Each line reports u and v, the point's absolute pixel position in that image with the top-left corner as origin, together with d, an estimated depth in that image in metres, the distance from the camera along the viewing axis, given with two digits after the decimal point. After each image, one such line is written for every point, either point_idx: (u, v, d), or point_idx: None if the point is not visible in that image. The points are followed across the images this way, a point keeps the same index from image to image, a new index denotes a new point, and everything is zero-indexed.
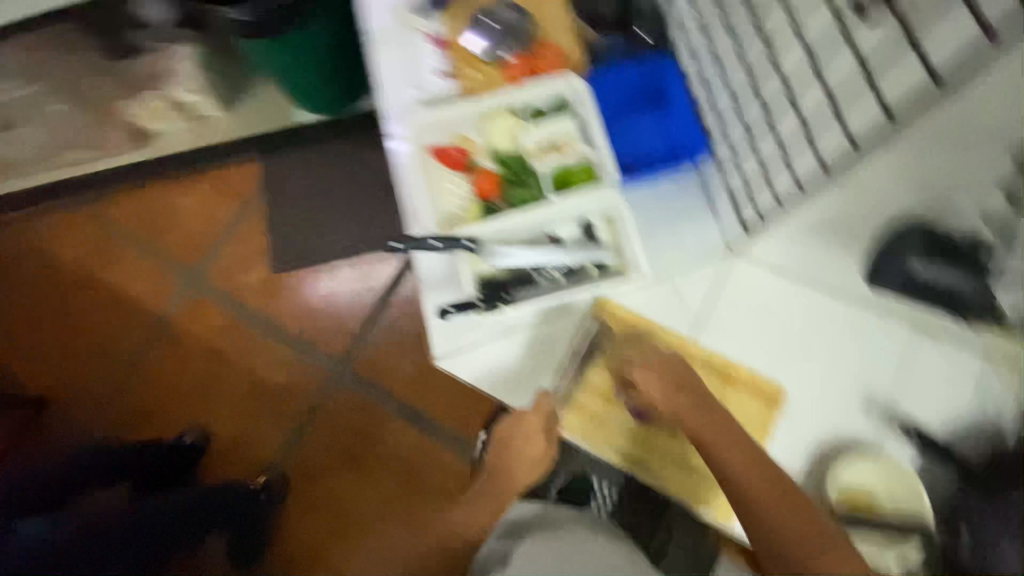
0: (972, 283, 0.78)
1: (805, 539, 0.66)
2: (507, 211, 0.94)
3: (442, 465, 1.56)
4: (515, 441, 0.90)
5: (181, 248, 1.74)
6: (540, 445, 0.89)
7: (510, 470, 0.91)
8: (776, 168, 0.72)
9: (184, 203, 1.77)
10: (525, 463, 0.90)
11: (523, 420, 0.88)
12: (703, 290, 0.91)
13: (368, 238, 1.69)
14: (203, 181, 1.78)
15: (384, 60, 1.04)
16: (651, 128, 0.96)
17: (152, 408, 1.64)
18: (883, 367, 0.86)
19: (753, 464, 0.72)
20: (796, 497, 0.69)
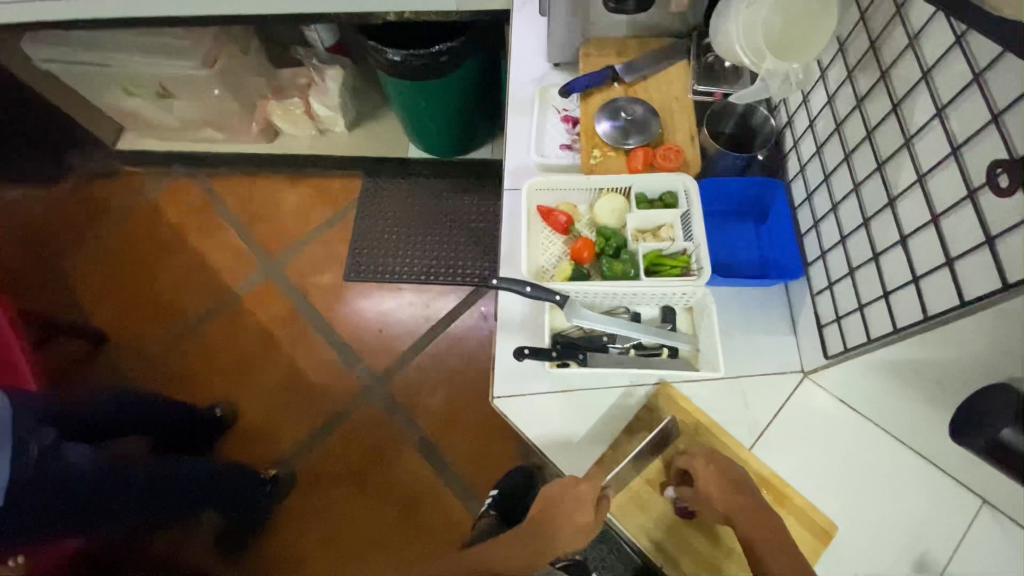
0: None
1: None
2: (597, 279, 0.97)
3: (447, 508, 1.53)
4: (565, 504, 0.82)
5: (271, 239, 1.88)
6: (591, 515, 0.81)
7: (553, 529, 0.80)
8: (874, 304, 0.77)
9: (286, 199, 1.94)
10: (571, 529, 0.80)
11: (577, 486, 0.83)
12: (768, 403, 0.93)
13: (441, 270, 1.78)
14: (308, 186, 1.95)
15: (518, 124, 1.19)
16: (747, 242, 1.06)
17: (197, 374, 1.72)
18: (945, 535, 0.83)
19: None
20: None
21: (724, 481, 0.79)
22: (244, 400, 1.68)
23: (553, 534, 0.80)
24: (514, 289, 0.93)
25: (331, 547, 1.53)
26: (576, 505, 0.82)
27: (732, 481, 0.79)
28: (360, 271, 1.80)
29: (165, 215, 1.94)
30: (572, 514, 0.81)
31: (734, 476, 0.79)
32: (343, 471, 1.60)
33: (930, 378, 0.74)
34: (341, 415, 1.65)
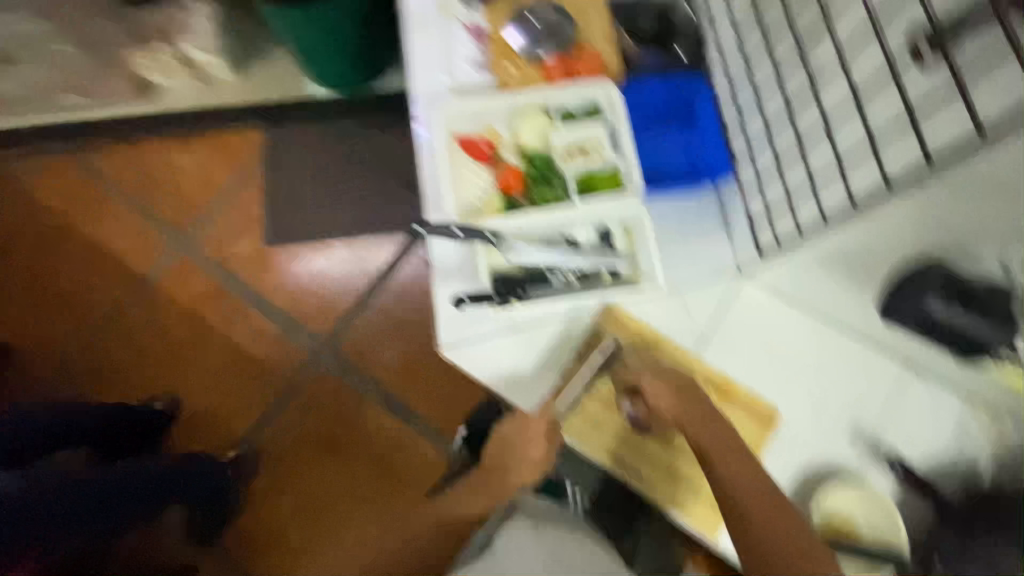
0: (998, 338, 0.65)
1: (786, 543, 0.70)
2: (527, 209, 0.95)
3: (421, 452, 1.55)
4: (519, 444, 0.87)
5: (173, 215, 1.68)
6: (542, 449, 0.87)
7: (510, 468, 0.88)
8: (801, 196, 0.76)
9: (180, 164, 1.71)
10: (527, 466, 0.87)
11: (526, 426, 0.88)
12: (709, 307, 0.94)
13: (371, 221, 1.66)
14: (205, 142, 1.72)
15: (420, 43, 1.04)
16: (673, 145, 0.99)
17: (124, 371, 1.58)
18: (874, 403, 0.90)
19: (745, 475, 0.75)
20: (781, 507, 0.72)
21: (673, 394, 0.81)
22: (186, 388, 1.58)
23: (510, 473, 0.88)
24: (441, 233, 0.88)
25: (306, 520, 1.51)
26: (529, 442, 0.87)
27: (679, 393, 0.81)
28: (282, 236, 1.66)
29: (40, 200, 1.68)
30: (525, 450, 0.87)
31: (684, 387, 0.81)
32: (310, 441, 1.55)
33: (855, 263, 0.75)
34: (294, 384, 1.58)
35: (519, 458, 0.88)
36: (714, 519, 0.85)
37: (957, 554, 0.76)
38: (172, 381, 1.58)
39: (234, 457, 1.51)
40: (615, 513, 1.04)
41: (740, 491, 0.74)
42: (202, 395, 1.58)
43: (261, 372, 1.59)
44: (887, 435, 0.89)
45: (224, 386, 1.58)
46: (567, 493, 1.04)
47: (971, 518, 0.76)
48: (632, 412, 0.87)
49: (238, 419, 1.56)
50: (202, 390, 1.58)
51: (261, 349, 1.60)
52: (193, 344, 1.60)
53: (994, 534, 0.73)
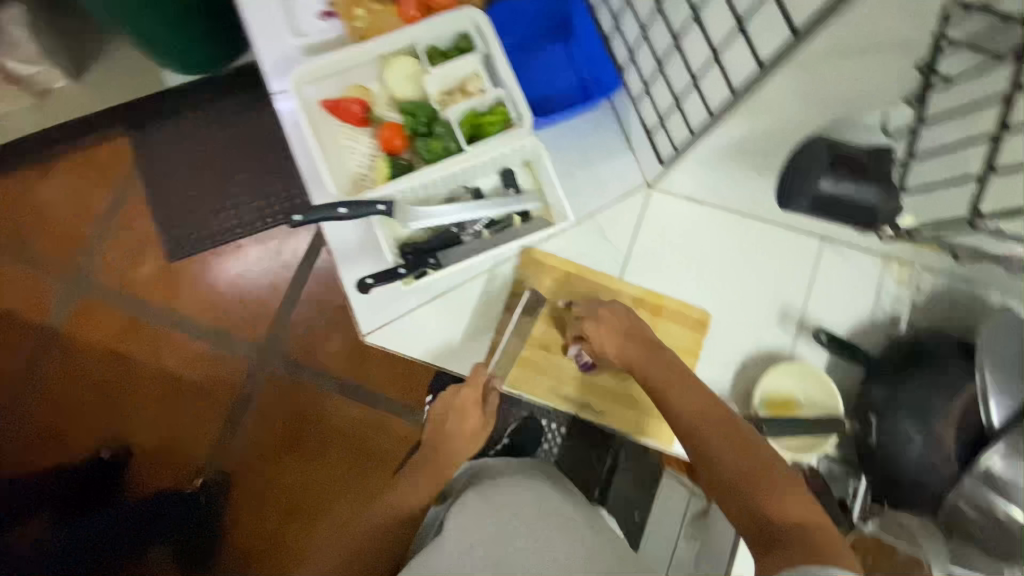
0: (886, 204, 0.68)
1: (745, 468, 0.61)
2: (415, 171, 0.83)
3: (395, 431, 1.28)
4: (450, 417, 0.83)
5: (24, 235, 1.32)
6: (475, 414, 0.83)
7: (448, 444, 0.81)
8: (687, 95, 0.71)
9: (39, 181, 1.33)
10: (462, 438, 0.82)
11: (457, 396, 0.84)
12: (626, 227, 0.93)
13: (267, 184, 1.32)
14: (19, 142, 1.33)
15: (255, 5, 0.92)
16: (560, 68, 0.93)
17: (53, 434, 1.28)
18: (796, 283, 0.93)
19: (697, 399, 0.67)
20: (732, 423, 0.64)
21: (619, 329, 0.76)
22: (131, 438, 1.28)
23: (448, 447, 0.81)
24: (326, 218, 0.78)
25: (287, 527, 1.26)
26: (461, 411, 0.83)
27: (626, 331, 0.76)
28: (186, 243, 1.31)
29: None
30: (458, 424, 0.83)
31: (623, 320, 0.77)
32: (268, 444, 1.28)
33: (752, 151, 0.73)
34: (244, 401, 1.29)
35: (454, 430, 0.82)
36: (666, 431, 0.88)
37: (885, 403, 0.80)
38: (90, 426, 1.28)
39: (198, 484, 1.26)
40: (585, 441, 1.09)
41: (685, 412, 0.66)
42: (131, 430, 1.29)
43: (183, 387, 1.29)
44: (813, 309, 0.93)
45: (148, 413, 1.29)
46: (540, 430, 1.07)
47: (900, 368, 0.81)
48: (579, 353, 0.85)
49: (183, 446, 1.28)
50: (130, 423, 1.29)
51: (177, 362, 1.30)
52: (101, 373, 1.29)
53: (913, 375, 0.79)
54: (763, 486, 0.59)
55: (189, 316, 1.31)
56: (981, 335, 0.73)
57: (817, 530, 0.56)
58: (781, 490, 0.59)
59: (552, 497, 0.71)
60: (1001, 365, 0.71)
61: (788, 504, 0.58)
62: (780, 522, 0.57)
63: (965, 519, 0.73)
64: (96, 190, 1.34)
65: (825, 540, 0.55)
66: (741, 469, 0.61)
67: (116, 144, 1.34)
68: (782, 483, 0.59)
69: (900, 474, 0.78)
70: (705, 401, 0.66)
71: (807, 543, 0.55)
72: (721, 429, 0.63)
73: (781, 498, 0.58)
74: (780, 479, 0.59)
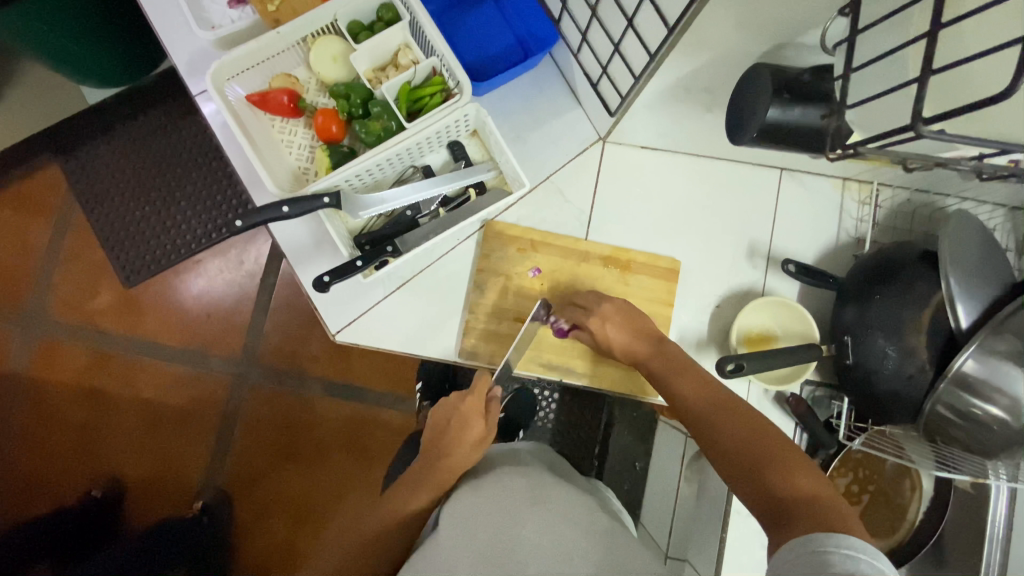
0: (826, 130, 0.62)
1: (749, 445, 0.61)
2: (356, 159, 0.77)
3: (387, 423, 1.27)
4: (454, 425, 0.75)
5: None
6: (482, 425, 0.75)
7: (452, 449, 0.73)
8: (625, 37, 0.68)
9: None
10: (467, 445, 0.73)
11: (461, 402, 0.77)
12: (586, 186, 0.91)
13: (207, 192, 1.23)
14: None
15: (159, 4, 0.86)
16: (492, 25, 0.87)
17: (41, 482, 1.23)
18: (758, 218, 0.93)
19: (699, 384, 0.69)
20: (740, 406, 0.65)
21: (618, 320, 0.79)
22: (122, 476, 1.24)
23: (450, 457, 0.72)
24: (270, 219, 0.74)
25: (293, 535, 1.25)
26: (466, 419, 0.75)
27: (634, 325, 0.78)
28: (142, 268, 1.25)
29: None
30: (462, 432, 0.74)
31: (624, 313, 0.79)
32: (262, 455, 1.26)
33: (700, 85, 0.70)
34: (230, 419, 1.26)
35: (456, 438, 0.74)
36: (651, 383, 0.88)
37: (857, 323, 0.82)
38: (74, 468, 1.24)
39: (199, 507, 1.23)
40: (579, 405, 1.09)
41: (693, 400, 0.68)
42: (121, 466, 1.25)
43: (162, 415, 1.25)
44: (778, 241, 0.93)
45: (130, 447, 1.25)
46: (536, 399, 1.06)
47: (869, 287, 0.82)
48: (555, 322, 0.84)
49: (178, 474, 1.25)
50: (117, 460, 1.25)
51: (148, 391, 1.25)
52: (79, 414, 1.24)
53: (882, 293, 0.80)
54: (772, 460, 0.59)
55: (155, 339, 1.26)
56: (941, 241, 0.74)
57: (830, 500, 0.55)
58: (790, 464, 0.58)
59: (542, 477, 0.72)
60: (963, 268, 0.72)
61: (797, 477, 0.57)
62: (795, 496, 0.56)
63: (945, 423, 0.75)
64: (30, 225, 1.26)
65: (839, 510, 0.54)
66: (752, 448, 0.61)
67: (43, 173, 1.25)
68: (794, 457, 0.59)
69: (878, 391, 0.80)
70: (712, 388, 0.68)
71: (819, 513, 0.53)
72: (725, 410, 0.65)
73: (795, 472, 0.57)
74: (787, 454, 0.59)
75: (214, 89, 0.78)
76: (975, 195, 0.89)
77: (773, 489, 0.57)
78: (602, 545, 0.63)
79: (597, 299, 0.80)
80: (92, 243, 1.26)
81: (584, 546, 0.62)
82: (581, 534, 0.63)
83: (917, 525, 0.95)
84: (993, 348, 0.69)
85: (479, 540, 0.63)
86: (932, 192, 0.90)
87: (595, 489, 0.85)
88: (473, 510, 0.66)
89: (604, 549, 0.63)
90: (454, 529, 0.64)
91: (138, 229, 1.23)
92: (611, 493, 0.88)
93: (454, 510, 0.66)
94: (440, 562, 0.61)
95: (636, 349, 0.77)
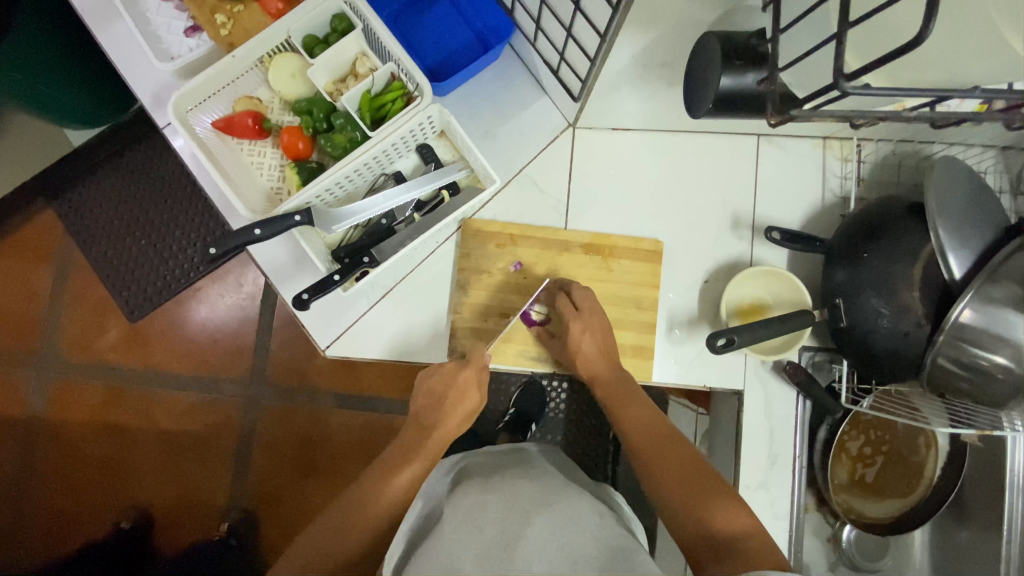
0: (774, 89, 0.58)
1: (685, 487, 0.65)
2: (307, 184, 0.77)
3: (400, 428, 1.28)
4: (449, 396, 0.78)
5: None
6: (477, 397, 0.79)
7: (447, 417, 0.76)
8: (574, 19, 0.67)
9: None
10: (459, 417, 0.77)
11: (458, 375, 0.79)
12: (560, 174, 0.91)
13: (194, 220, 1.24)
14: None
15: (118, 40, 0.86)
16: (448, 22, 0.87)
17: (71, 519, 1.26)
18: (739, 186, 0.91)
19: (648, 420, 0.73)
20: (678, 443, 0.70)
21: (598, 332, 0.81)
22: (147, 506, 1.27)
23: (444, 425, 0.76)
24: (243, 242, 0.74)
25: None
26: (462, 391, 0.79)
27: (606, 350, 0.81)
28: (142, 301, 1.26)
29: None
30: (458, 404, 0.77)
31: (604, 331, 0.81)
32: (281, 472, 1.27)
33: (659, 59, 0.69)
34: (246, 440, 1.28)
35: (451, 410, 0.77)
36: (646, 366, 0.87)
37: (847, 284, 0.80)
38: (98, 502, 1.26)
39: (227, 528, 1.24)
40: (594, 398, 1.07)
41: (635, 435, 0.73)
42: (144, 496, 1.27)
43: (177, 442, 1.27)
44: (762, 209, 0.91)
45: (150, 477, 1.27)
46: (544, 391, 1.05)
47: (858, 245, 0.80)
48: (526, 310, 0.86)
49: (201, 498, 1.27)
50: (139, 491, 1.27)
51: (160, 421, 1.27)
52: (97, 451, 1.27)
53: (870, 252, 0.78)
54: (708, 498, 0.63)
55: (161, 369, 1.28)
56: (926, 191, 0.72)
57: (760, 537, 0.60)
58: (720, 503, 0.62)
59: (553, 483, 0.70)
60: (950, 216, 0.70)
61: (727, 516, 0.61)
62: (725, 533, 0.60)
63: (950, 377, 0.72)
64: (28, 272, 1.28)
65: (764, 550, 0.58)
66: (686, 481, 0.65)
67: (35, 219, 1.28)
68: (721, 494, 0.63)
69: (878, 353, 0.78)
70: (654, 423, 0.73)
71: (747, 552, 0.57)
72: (662, 449, 0.69)
73: (722, 509, 0.62)
74: (719, 493, 0.63)
75: (177, 120, 0.79)
76: (960, 139, 0.86)
77: (709, 528, 0.61)
78: (608, 551, 0.59)
79: (591, 306, 0.81)
80: (91, 282, 1.28)
81: (590, 550, 0.59)
82: (589, 538, 0.61)
83: (935, 481, 0.93)
84: (988, 295, 0.67)
85: (485, 534, 0.60)
86: (917, 141, 0.87)
87: (605, 494, 0.81)
88: (479, 505, 0.64)
89: (610, 555, 0.59)
90: (457, 523, 0.62)
91: (134, 264, 1.25)
92: (621, 497, 0.84)
93: (460, 507, 0.65)
94: (443, 553, 0.59)
95: (599, 367, 0.81)
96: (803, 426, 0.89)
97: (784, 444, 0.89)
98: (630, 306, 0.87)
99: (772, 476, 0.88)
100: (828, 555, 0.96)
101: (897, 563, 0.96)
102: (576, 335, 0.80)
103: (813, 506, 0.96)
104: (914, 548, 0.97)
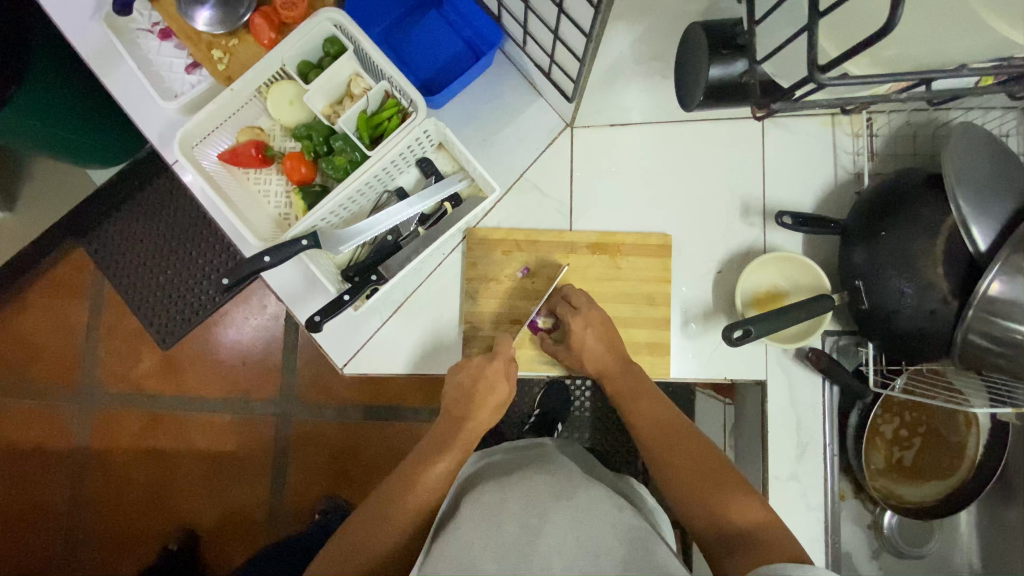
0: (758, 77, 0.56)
1: (695, 479, 0.65)
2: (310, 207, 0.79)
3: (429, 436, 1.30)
4: (480, 388, 0.77)
5: (16, 373, 1.32)
6: (507, 388, 0.78)
7: (477, 407, 0.75)
8: (558, 21, 0.67)
9: (18, 316, 1.33)
10: (492, 405, 0.76)
11: (486, 366, 0.78)
12: (561, 176, 0.90)
13: (215, 247, 1.28)
14: None
15: (123, 81, 0.89)
16: (439, 37, 0.88)
17: (124, 543, 1.31)
18: (746, 172, 0.89)
19: (657, 415, 0.73)
20: (686, 432, 0.70)
21: (600, 329, 0.80)
22: (196, 526, 1.31)
23: (476, 416, 0.75)
24: (255, 270, 0.76)
25: None
26: (492, 382, 0.78)
27: (611, 345, 0.80)
28: (172, 329, 1.31)
29: None
30: (489, 393, 0.77)
31: (606, 324, 0.80)
32: (318, 486, 1.30)
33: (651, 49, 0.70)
34: (280, 458, 1.30)
35: (482, 400, 0.76)
36: (661, 362, 0.86)
37: (867, 265, 0.77)
38: (147, 526, 1.31)
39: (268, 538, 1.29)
40: None
41: (648, 430, 0.72)
42: (188, 518, 1.31)
43: (216, 464, 1.31)
44: (773, 193, 0.89)
45: (193, 500, 1.31)
46: (570, 391, 1.05)
47: (873, 224, 0.77)
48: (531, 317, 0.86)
49: (243, 517, 1.30)
50: (185, 512, 1.31)
51: (197, 444, 1.31)
52: (141, 476, 1.32)
53: (887, 229, 0.75)
54: (721, 490, 0.63)
55: (194, 394, 1.32)
56: (944, 162, 0.69)
57: (775, 525, 0.60)
58: (733, 493, 0.62)
59: (572, 477, 0.69)
60: (971, 187, 0.67)
61: (734, 507, 0.61)
62: (738, 525, 0.60)
63: (984, 354, 0.68)
64: (63, 310, 1.33)
65: (777, 540, 0.58)
66: (700, 471, 0.65)
67: (67, 258, 1.33)
68: (731, 486, 0.63)
69: (905, 332, 0.74)
70: (663, 413, 0.73)
71: (762, 544, 0.58)
72: (672, 441, 0.69)
73: (734, 501, 0.62)
74: (731, 484, 0.63)
75: (185, 158, 0.81)
76: (977, 103, 0.82)
77: (723, 521, 0.61)
78: (627, 544, 0.60)
79: (586, 302, 0.81)
80: (122, 313, 1.32)
81: (610, 544, 0.59)
82: (609, 532, 0.61)
83: (979, 461, 0.89)
84: (1019, 266, 0.63)
85: (504, 530, 0.59)
86: (931, 109, 0.84)
87: (625, 485, 0.80)
88: (498, 500, 0.63)
89: (629, 547, 0.59)
90: (476, 521, 0.61)
91: (160, 294, 1.29)
92: (644, 488, 0.82)
93: (481, 498, 0.65)
94: (460, 549, 0.58)
95: (607, 364, 0.80)
96: (831, 413, 0.86)
97: (812, 431, 0.86)
98: (643, 303, 0.86)
99: (802, 467, 0.86)
100: (869, 542, 0.93)
101: (943, 547, 0.93)
102: (579, 331, 0.80)
103: (850, 492, 0.93)
104: (959, 530, 0.93)
